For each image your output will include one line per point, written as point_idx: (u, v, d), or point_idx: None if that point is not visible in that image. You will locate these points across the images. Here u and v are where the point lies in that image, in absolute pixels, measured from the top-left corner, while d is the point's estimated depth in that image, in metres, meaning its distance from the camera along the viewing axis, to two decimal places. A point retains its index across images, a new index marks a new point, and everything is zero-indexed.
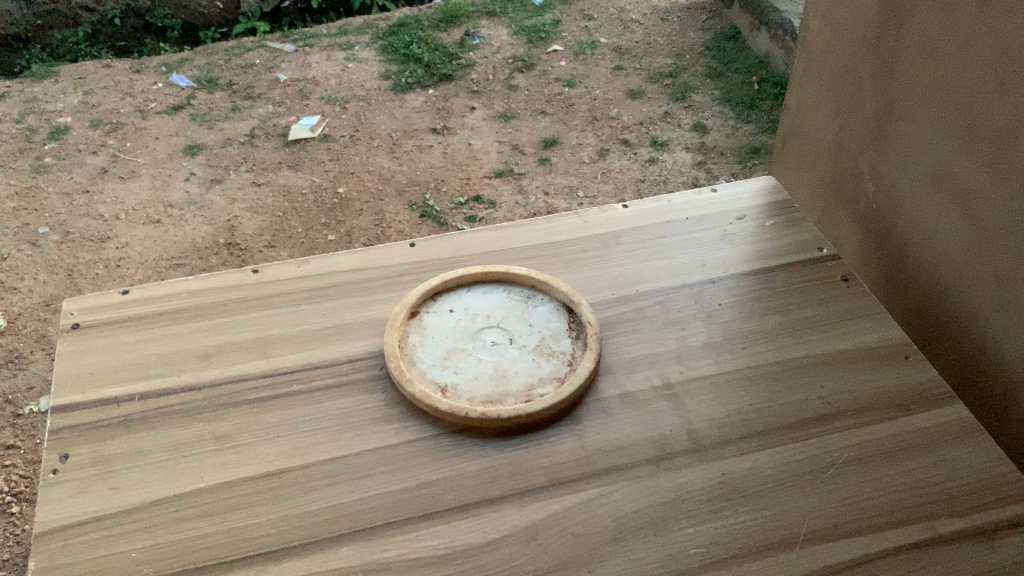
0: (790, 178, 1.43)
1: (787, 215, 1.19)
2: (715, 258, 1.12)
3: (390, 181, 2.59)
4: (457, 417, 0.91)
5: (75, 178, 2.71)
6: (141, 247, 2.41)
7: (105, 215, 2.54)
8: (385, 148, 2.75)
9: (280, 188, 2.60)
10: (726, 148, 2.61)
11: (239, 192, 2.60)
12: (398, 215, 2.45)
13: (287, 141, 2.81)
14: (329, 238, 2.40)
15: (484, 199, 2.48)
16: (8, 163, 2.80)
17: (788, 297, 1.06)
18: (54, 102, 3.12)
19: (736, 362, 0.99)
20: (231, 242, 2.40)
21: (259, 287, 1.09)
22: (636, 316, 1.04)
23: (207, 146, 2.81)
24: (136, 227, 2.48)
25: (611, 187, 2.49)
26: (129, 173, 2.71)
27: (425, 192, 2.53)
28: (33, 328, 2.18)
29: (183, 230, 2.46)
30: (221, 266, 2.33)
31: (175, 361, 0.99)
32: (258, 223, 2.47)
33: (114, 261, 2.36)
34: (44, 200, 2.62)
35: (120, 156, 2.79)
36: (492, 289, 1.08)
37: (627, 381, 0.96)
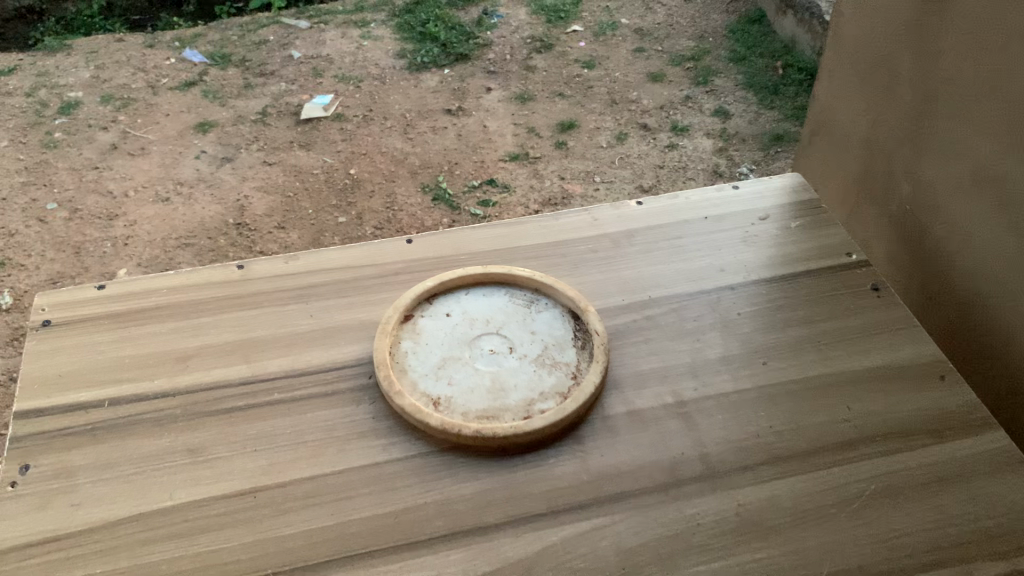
0: (814, 176, 1.34)
1: (814, 216, 1.10)
2: (735, 262, 1.04)
3: (403, 163, 2.51)
4: (449, 435, 0.83)
5: (84, 153, 2.64)
6: (149, 225, 2.34)
7: (116, 191, 2.47)
8: (398, 129, 2.66)
9: (291, 168, 2.53)
10: (747, 134, 2.51)
11: (250, 172, 2.53)
12: (410, 198, 2.37)
13: (299, 119, 2.74)
14: (339, 220, 2.33)
15: (498, 182, 2.40)
16: (17, 137, 2.74)
17: (813, 307, 0.98)
18: (66, 76, 3.06)
19: (756, 378, 0.91)
20: (241, 223, 2.34)
21: (243, 283, 1.01)
22: (649, 325, 0.96)
23: (218, 123, 2.74)
24: (145, 205, 2.42)
25: (629, 173, 2.40)
26: (139, 150, 2.64)
27: (438, 175, 2.45)
28: None
29: (192, 209, 2.39)
30: (229, 247, 2.27)
31: (150, 364, 0.92)
32: (269, 203, 2.40)
33: (122, 239, 2.30)
34: (53, 175, 2.56)
35: (130, 132, 2.72)
36: (493, 291, 1.00)
37: (636, 397, 0.89)
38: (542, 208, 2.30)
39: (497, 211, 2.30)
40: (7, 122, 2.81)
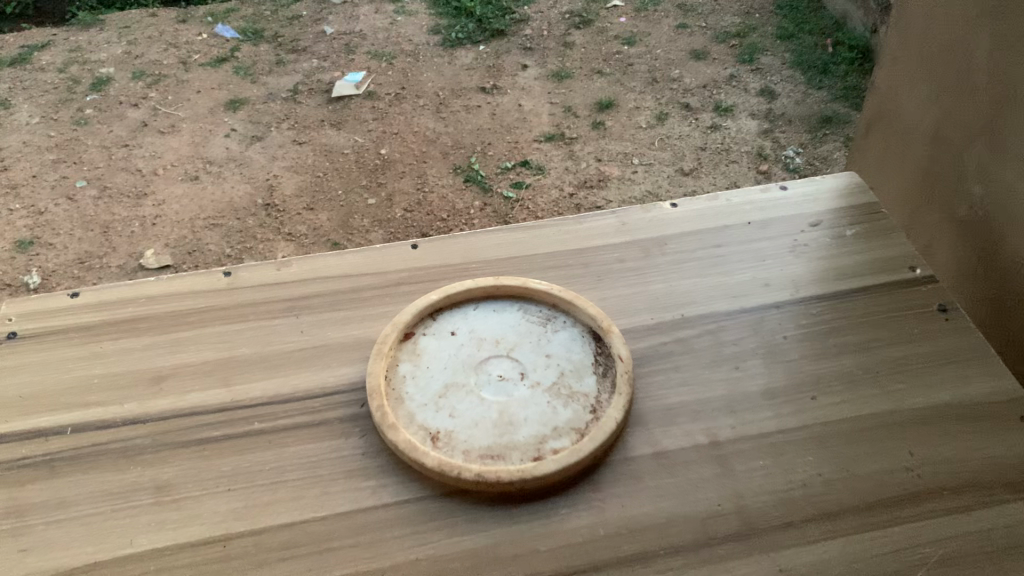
0: (870, 172, 1.21)
1: (872, 223, 0.98)
2: (781, 275, 0.92)
3: (434, 143, 2.37)
4: (447, 478, 0.73)
5: (114, 130, 2.54)
6: (177, 205, 2.23)
7: (143, 169, 2.37)
8: (430, 107, 2.53)
9: (320, 147, 2.41)
10: (794, 116, 2.35)
11: (280, 151, 2.41)
12: (441, 179, 2.23)
13: (331, 97, 2.62)
14: (368, 202, 2.19)
15: (533, 164, 2.24)
16: (48, 113, 2.66)
17: (871, 331, 0.86)
18: (98, 51, 2.98)
19: (803, 416, 0.79)
20: (270, 204, 2.21)
21: (229, 293, 0.91)
22: (680, 349, 0.84)
23: (247, 101, 2.63)
24: (174, 184, 2.31)
25: (668, 155, 2.25)
26: (168, 127, 2.54)
27: (471, 156, 2.30)
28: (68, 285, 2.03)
29: (221, 189, 2.27)
30: (257, 229, 2.14)
31: (121, 385, 0.83)
32: (298, 183, 2.28)
33: (150, 219, 2.19)
34: (82, 152, 2.47)
35: (160, 109, 2.62)
36: (505, 306, 0.89)
37: (663, 436, 0.77)
38: (577, 191, 2.15)
39: (531, 193, 2.14)
40: (37, 99, 2.73)
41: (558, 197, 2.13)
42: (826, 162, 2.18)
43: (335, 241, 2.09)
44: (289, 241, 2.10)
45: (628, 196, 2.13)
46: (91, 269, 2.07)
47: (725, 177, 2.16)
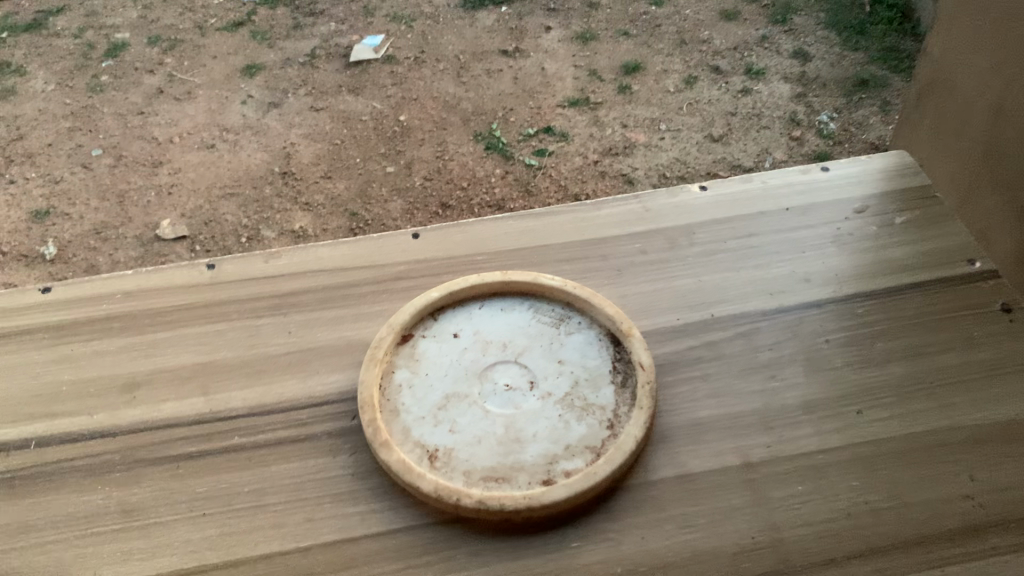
0: (917, 149, 1.10)
1: (925, 208, 0.87)
2: (823, 269, 0.82)
3: (454, 109, 2.10)
4: (446, 505, 0.65)
5: (129, 98, 2.26)
6: (193, 173, 1.98)
7: (158, 137, 2.10)
8: (450, 71, 2.25)
9: (337, 114, 2.13)
10: (827, 79, 2.16)
11: (296, 118, 2.13)
12: (462, 147, 1.98)
13: (347, 63, 2.33)
14: (386, 170, 1.94)
15: (556, 130, 2.01)
16: (63, 80, 2.38)
17: (926, 333, 0.76)
18: (112, 16, 2.69)
19: (847, 434, 0.70)
20: (287, 172, 1.95)
21: (211, 289, 0.83)
22: (709, 355, 0.75)
23: (265, 65, 2.34)
24: (189, 152, 2.04)
25: (697, 120, 2.04)
26: (186, 94, 2.25)
27: (492, 123, 2.04)
28: (83, 259, 1.81)
29: (237, 157, 2.01)
30: (274, 198, 1.90)
31: (90, 393, 0.76)
32: (315, 151, 2.01)
33: (166, 188, 1.94)
34: (99, 121, 2.19)
35: (176, 75, 2.33)
36: (513, 305, 0.81)
37: (687, 456, 0.69)
38: (602, 158, 1.93)
39: (556, 160, 1.92)
40: (54, 65, 2.45)
41: (582, 164, 1.91)
42: (861, 128, 1.99)
43: (353, 211, 1.84)
44: (307, 211, 1.85)
45: (654, 165, 1.92)
46: (108, 239, 1.85)
47: (755, 144, 1.96)
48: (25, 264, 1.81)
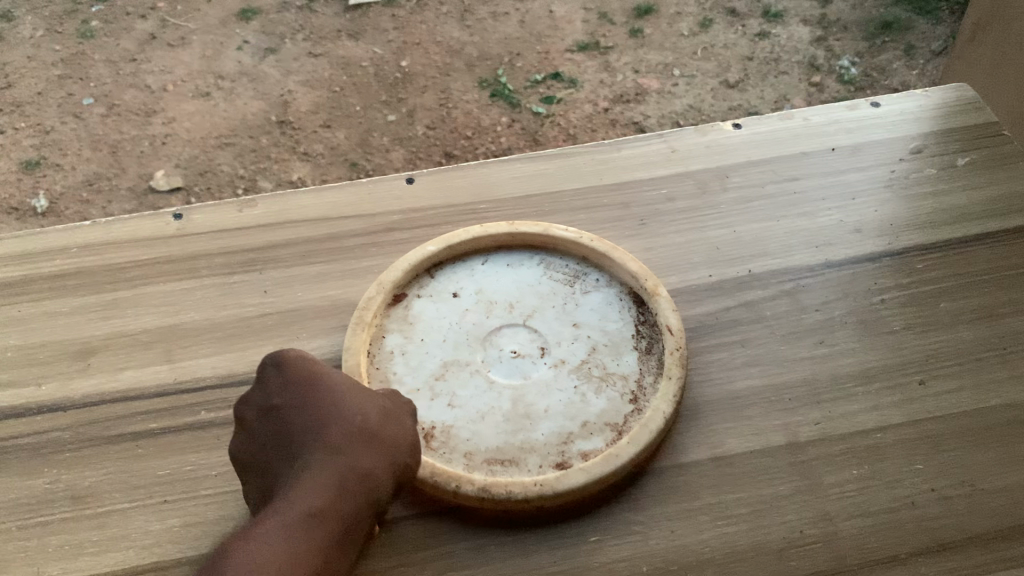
0: (972, 71, 0.98)
1: (988, 149, 0.76)
2: (876, 218, 0.72)
3: (456, 54, 1.69)
4: (444, 493, 0.55)
5: (119, 41, 1.75)
6: (189, 123, 1.59)
7: (151, 85, 1.66)
8: (453, 15, 1.77)
9: (338, 61, 1.68)
10: (849, 22, 1.71)
11: (293, 65, 1.69)
12: (466, 93, 1.61)
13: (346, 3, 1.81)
14: (387, 118, 1.58)
15: (564, 76, 1.63)
16: (51, 26, 1.81)
17: (994, 292, 0.66)
18: None
19: (908, 410, 0.60)
20: (284, 120, 1.58)
21: (178, 242, 0.73)
22: (749, 317, 0.66)
23: (263, 10, 1.80)
24: (183, 100, 1.63)
25: (712, 66, 1.65)
26: (180, 40, 1.74)
27: (499, 69, 1.65)
28: (77, 213, 1.47)
29: (234, 107, 1.61)
30: (272, 148, 1.54)
31: (40, 361, 0.66)
32: (315, 99, 1.62)
33: (160, 137, 1.57)
34: (90, 67, 1.70)
35: (170, 19, 1.79)
36: (522, 261, 0.71)
37: (723, 433, 0.59)
38: (612, 107, 1.59)
39: (564, 108, 1.58)
40: (42, 10, 1.85)
41: (592, 112, 1.57)
42: (886, 74, 1.61)
43: (354, 163, 1.52)
44: (306, 161, 1.52)
45: (669, 113, 1.57)
46: (102, 191, 1.50)
47: (773, 90, 1.59)
48: (14, 219, 1.48)
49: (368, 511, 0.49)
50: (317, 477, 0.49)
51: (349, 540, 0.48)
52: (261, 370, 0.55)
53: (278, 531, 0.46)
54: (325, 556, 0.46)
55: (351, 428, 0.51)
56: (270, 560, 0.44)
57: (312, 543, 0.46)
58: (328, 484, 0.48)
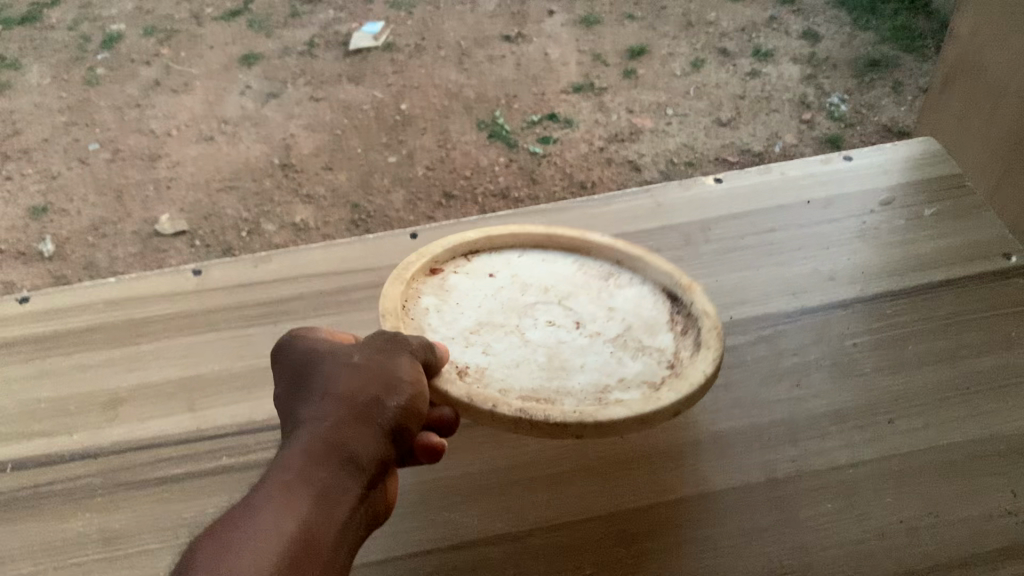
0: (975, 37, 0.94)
1: (953, 201, 0.82)
2: (850, 266, 0.77)
3: (454, 96, 1.71)
4: (481, 415, 0.57)
5: (124, 87, 1.75)
6: (194, 167, 1.59)
7: (155, 129, 1.66)
8: (450, 60, 1.79)
9: (338, 105, 1.70)
10: (838, 60, 1.72)
11: (295, 108, 1.70)
12: (465, 134, 1.63)
13: (346, 51, 1.82)
14: (387, 160, 1.59)
15: (561, 117, 1.65)
16: (58, 73, 1.79)
17: (957, 335, 0.71)
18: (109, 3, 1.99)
19: (877, 449, 0.64)
20: (287, 164, 1.59)
21: (197, 297, 0.79)
22: (730, 361, 0.71)
23: (264, 55, 1.82)
24: (186, 144, 1.63)
25: (705, 105, 1.65)
26: (183, 85, 1.75)
27: (495, 110, 1.67)
28: (82, 256, 1.46)
29: (238, 151, 1.61)
30: (275, 191, 1.54)
31: (68, 412, 0.71)
32: (315, 141, 1.63)
33: (166, 182, 1.57)
34: (96, 113, 1.70)
35: (174, 65, 1.79)
36: (557, 258, 0.77)
37: (706, 472, 0.64)
38: (608, 145, 1.59)
39: (560, 148, 1.58)
40: (49, 58, 1.83)
41: (588, 151, 1.58)
42: (875, 110, 1.61)
43: (355, 205, 1.52)
44: (309, 203, 1.53)
45: (662, 152, 1.57)
46: (107, 236, 1.49)
47: (765, 128, 1.59)
48: (20, 263, 1.46)
49: (351, 471, 0.51)
50: (296, 448, 0.52)
51: (333, 497, 0.50)
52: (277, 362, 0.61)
53: (250, 501, 0.49)
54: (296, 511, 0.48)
55: (334, 399, 0.54)
56: (234, 527, 0.46)
57: (282, 503, 0.48)
58: (303, 453, 0.51)
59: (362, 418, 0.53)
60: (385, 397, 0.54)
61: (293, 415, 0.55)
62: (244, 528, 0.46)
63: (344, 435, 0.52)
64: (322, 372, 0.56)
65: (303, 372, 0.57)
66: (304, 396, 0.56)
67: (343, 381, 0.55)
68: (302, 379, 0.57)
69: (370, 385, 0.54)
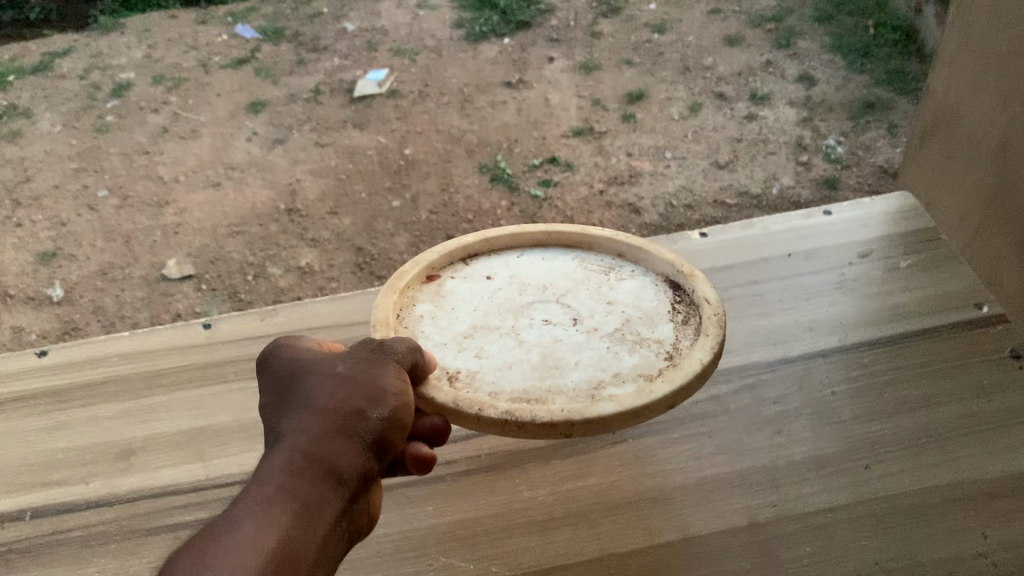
0: (972, 53, 0.86)
1: (929, 254, 0.88)
2: (829, 317, 0.82)
3: (457, 142, 1.76)
4: (468, 417, 0.63)
5: (133, 134, 1.80)
6: (200, 213, 1.63)
7: (164, 175, 1.70)
8: (452, 106, 1.85)
9: (343, 150, 1.75)
10: (834, 103, 1.76)
11: (301, 154, 1.74)
12: (467, 178, 1.67)
13: (351, 98, 1.88)
14: (391, 204, 1.63)
15: (561, 160, 1.68)
16: (69, 120, 1.85)
17: (931, 383, 0.74)
18: (119, 51, 2.05)
19: (854, 493, 0.67)
20: (292, 209, 1.63)
21: (207, 350, 0.83)
22: (716, 410, 0.75)
23: (270, 103, 1.87)
24: (193, 190, 1.67)
25: (703, 148, 1.69)
26: (191, 132, 1.80)
27: (497, 154, 1.71)
28: (90, 300, 1.49)
29: (243, 196, 1.65)
30: (281, 235, 1.58)
31: (85, 461, 0.74)
32: (319, 186, 1.67)
33: (172, 228, 1.60)
34: (105, 159, 1.75)
35: (182, 113, 1.85)
36: (554, 256, 0.84)
37: (691, 518, 0.67)
38: (607, 188, 1.62)
39: (560, 191, 1.61)
40: (60, 106, 1.89)
41: (588, 194, 1.61)
42: (871, 151, 1.64)
43: (359, 248, 1.55)
44: (313, 247, 1.56)
45: (662, 195, 1.60)
46: (116, 280, 1.52)
47: (762, 169, 1.62)
48: (31, 308, 1.50)
49: (333, 482, 0.52)
50: (278, 459, 0.53)
51: (316, 510, 0.51)
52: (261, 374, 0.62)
53: (232, 513, 0.50)
54: (277, 522, 0.49)
55: (317, 410, 0.55)
56: (213, 539, 0.47)
57: (263, 515, 0.49)
58: (284, 463, 0.52)
59: (344, 430, 0.54)
60: (368, 410, 0.55)
61: (275, 427, 0.57)
62: (224, 541, 0.47)
63: (327, 447, 0.53)
64: (305, 385, 0.58)
65: (286, 386, 0.59)
66: (286, 407, 0.57)
67: (326, 394, 0.56)
68: (285, 392, 0.58)
69: (353, 397, 0.56)
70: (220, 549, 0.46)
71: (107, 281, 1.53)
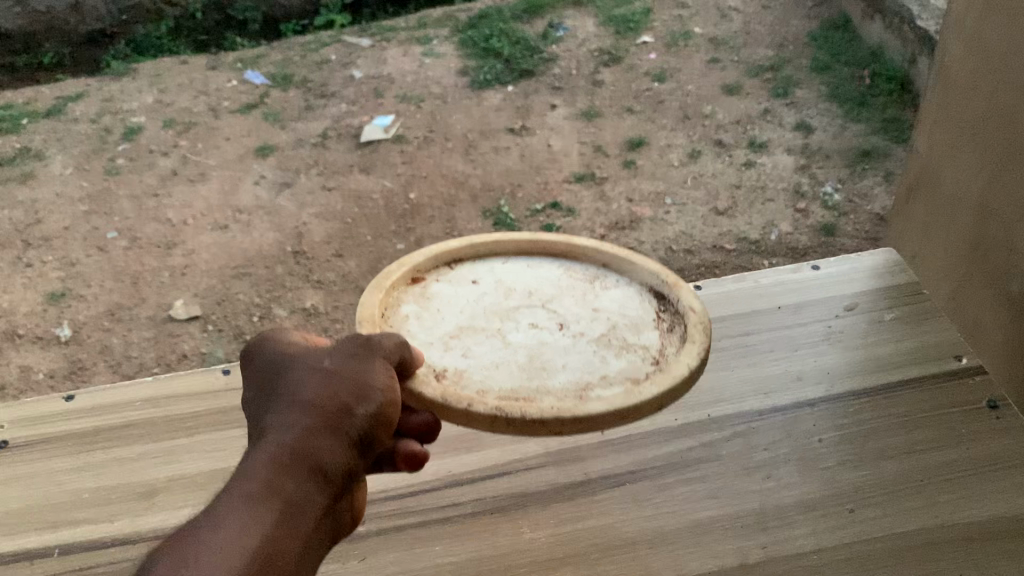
0: (955, 112, 0.90)
1: (914, 307, 0.92)
2: (816, 368, 0.86)
3: (461, 186, 1.81)
4: (457, 413, 0.67)
5: (143, 176, 1.86)
6: (208, 254, 1.67)
7: (173, 218, 1.75)
8: (456, 150, 1.91)
9: (350, 194, 1.80)
10: (831, 150, 1.82)
11: (308, 197, 1.80)
12: (471, 222, 1.71)
13: (358, 143, 1.94)
14: (396, 247, 1.66)
15: (562, 206, 1.73)
16: (80, 164, 1.91)
17: (913, 432, 0.79)
18: (131, 96, 2.12)
19: (839, 536, 0.71)
20: (298, 251, 1.67)
21: (227, 395, 0.88)
22: (706, 456, 0.79)
23: (278, 147, 1.93)
24: (201, 233, 1.72)
25: (702, 194, 1.74)
26: (200, 175, 1.86)
27: (500, 198, 1.76)
28: (98, 340, 1.52)
29: (251, 239, 1.70)
30: (287, 277, 1.61)
31: (110, 501, 0.78)
32: (326, 228, 1.72)
33: (180, 269, 1.64)
34: (115, 202, 1.80)
35: (191, 157, 1.90)
36: (542, 263, 0.88)
37: (685, 558, 0.70)
38: (608, 233, 1.67)
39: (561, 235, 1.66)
40: (71, 149, 1.95)
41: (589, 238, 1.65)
42: (868, 199, 1.69)
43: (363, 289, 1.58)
44: (319, 288, 1.59)
45: (661, 239, 1.64)
46: (123, 320, 1.55)
47: (760, 216, 1.67)
48: (38, 347, 1.52)
49: (316, 479, 0.58)
50: (264, 454, 0.58)
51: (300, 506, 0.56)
52: (250, 364, 0.67)
53: (218, 506, 0.55)
54: (262, 518, 0.54)
55: (303, 407, 0.60)
56: (202, 532, 0.52)
57: (249, 510, 0.54)
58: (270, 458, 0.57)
59: (330, 428, 0.59)
60: (352, 409, 0.60)
61: (263, 418, 0.62)
62: (214, 534, 0.52)
63: (311, 445, 0.59)
64: (292, 381, 0.62)
65: (275, 380, 0.64)
66: (274, 401, 0.62)
67: (313, 391, 0.61)
68: (273, 386, 0.63)
69: (339, 395, 0.61)
70: (208, 544, 0.51)
71: (113, 321, 1.55)
